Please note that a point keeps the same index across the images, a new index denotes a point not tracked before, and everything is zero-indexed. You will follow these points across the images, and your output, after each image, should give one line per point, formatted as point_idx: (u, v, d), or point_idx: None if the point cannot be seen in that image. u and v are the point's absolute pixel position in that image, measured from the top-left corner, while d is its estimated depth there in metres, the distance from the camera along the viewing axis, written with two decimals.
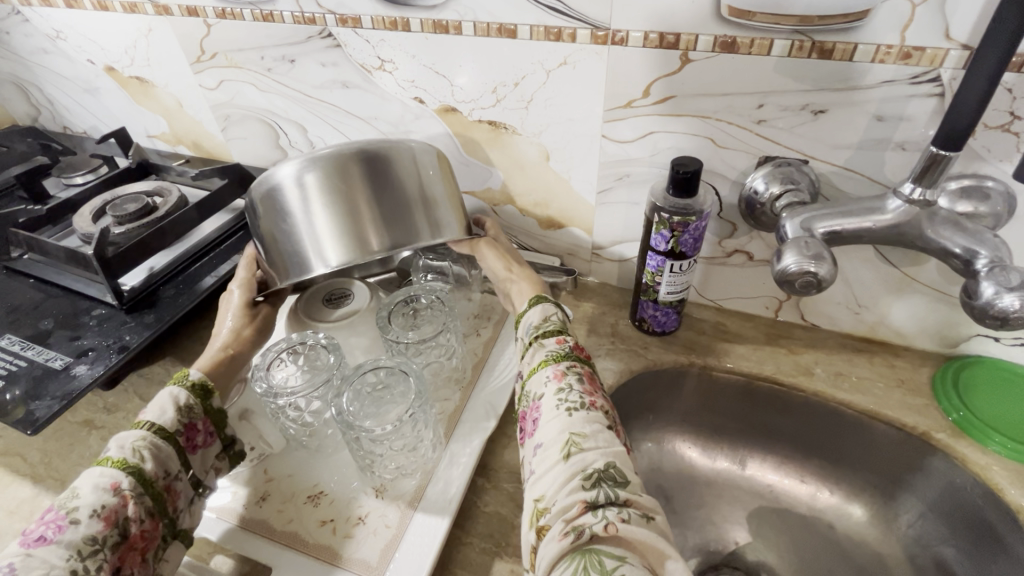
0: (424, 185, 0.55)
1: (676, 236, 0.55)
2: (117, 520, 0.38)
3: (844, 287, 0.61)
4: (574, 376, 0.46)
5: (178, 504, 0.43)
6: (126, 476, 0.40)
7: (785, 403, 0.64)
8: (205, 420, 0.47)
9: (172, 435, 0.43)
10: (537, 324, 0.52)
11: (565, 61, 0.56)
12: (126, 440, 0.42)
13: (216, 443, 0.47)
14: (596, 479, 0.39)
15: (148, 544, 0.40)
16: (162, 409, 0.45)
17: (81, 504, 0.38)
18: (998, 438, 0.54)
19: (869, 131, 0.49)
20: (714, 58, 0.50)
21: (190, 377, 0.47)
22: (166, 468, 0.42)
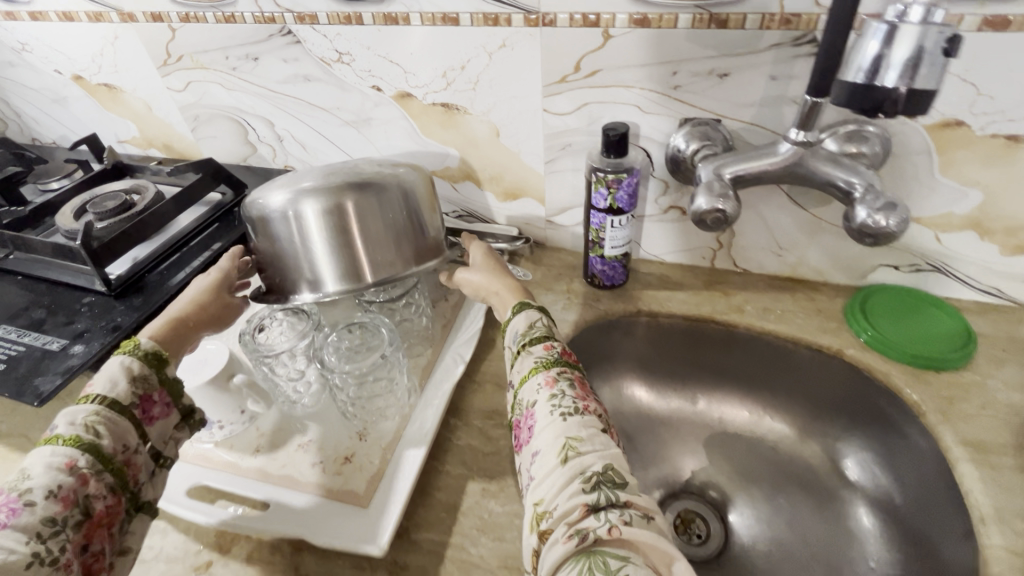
0: (413, 210, 0.61)
1: (612, 193, 0.63)
2: (76, 499, 0.39)
3: (766, 232, 0.69)
4: (565, 382, 0.49)
5: (139, 477, 0.44)
6: (81, 454, 0.40)
7: (725, 339, 0.72)
8: (161, 391, 0.47)
9: (127, 407, 0.44)
10: (523, 331, 0.55)
11: (504, 44, 0.63)
12: (77, 415, 0.42)
13: (175, 413, 0.48)
14: (595, 482, 0.40)
15: (113, 518, 0.41)
16: (113, 382, 0.45)
17: (35, 486, 0.38)
18: (899, 349, 0.62)
19: (767, 90, 0.57)
20: (632, 33, 0.57)
21: (142, 346, 0.48)
22: (123, 442, 0.43)
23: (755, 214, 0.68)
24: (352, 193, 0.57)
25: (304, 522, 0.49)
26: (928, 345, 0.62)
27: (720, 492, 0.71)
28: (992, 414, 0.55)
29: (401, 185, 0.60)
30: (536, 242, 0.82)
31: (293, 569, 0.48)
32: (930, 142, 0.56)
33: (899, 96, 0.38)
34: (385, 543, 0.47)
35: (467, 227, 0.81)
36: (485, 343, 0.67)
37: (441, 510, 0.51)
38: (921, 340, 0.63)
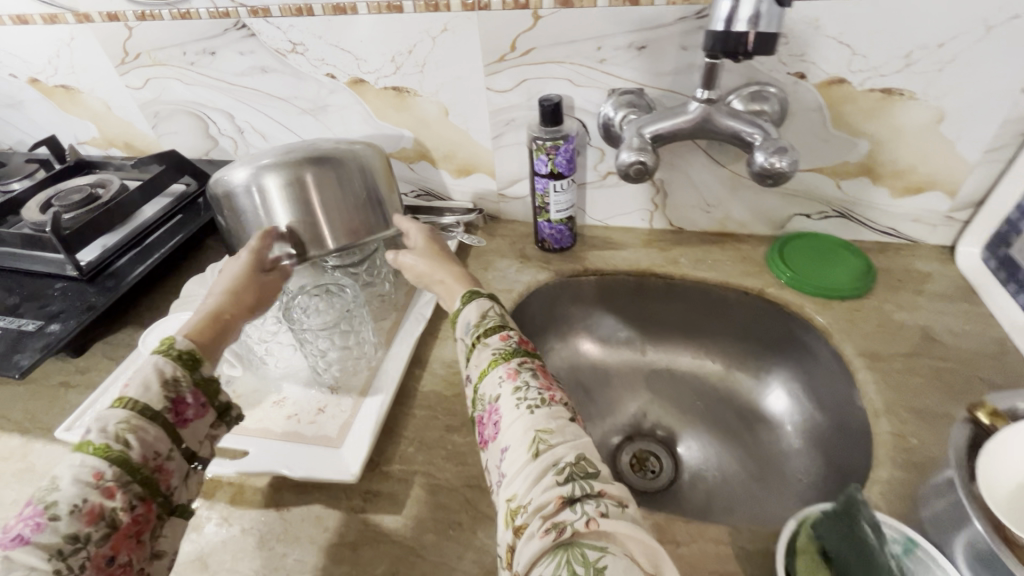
0: (371, 183, 0.67)
1: (552, 159, 0.69)
2: (101, 513, 0.38)
3: (695, 191, 0.77)
4: (527, 373, 0.47)
5: (171, 482, 0.43)
6: (108, 465, 0.39)
7: (664, 291, 0.79)
8: (195, 392, 0.46)
9: (158, 413, 0.43)
10: (476, 323, 0.53)
11: (445, 28, 0.69)
12: (107, 421, 0.41)
13: (212, 412, 0.47)
14: (569, 473, 0.39)
15: (141, 528, 0.40)
16: (146, 385, 0.43)
17: (60, 498, 0.37)
18: (811, 285, 0.70)
19: (679, 59, 0.64)
20: (558, 13, 0.64)
21: (177, 345, 0.47)
22: (154, 450, 0.42)
23: (683, 174, 0.75)
24: (312, 167, 0.62)
25: (283, 460, 0.54)
26: (837, 280, 0.70)
27: (668, 431, 0.78)
28: (887, 331, 0.64)
29: (358, 158, 0.65)
30: (491, 215, 0.88)
31: (273, 506, 0.52)
32: (821, 99, 0.64)
33: (746, 36, 0.47)
34: (356, 471, 0.52)
35: (425, 204, 0.86)
36: None
37: (408, 445, 0.56)
38: (831, 277, 0.71)
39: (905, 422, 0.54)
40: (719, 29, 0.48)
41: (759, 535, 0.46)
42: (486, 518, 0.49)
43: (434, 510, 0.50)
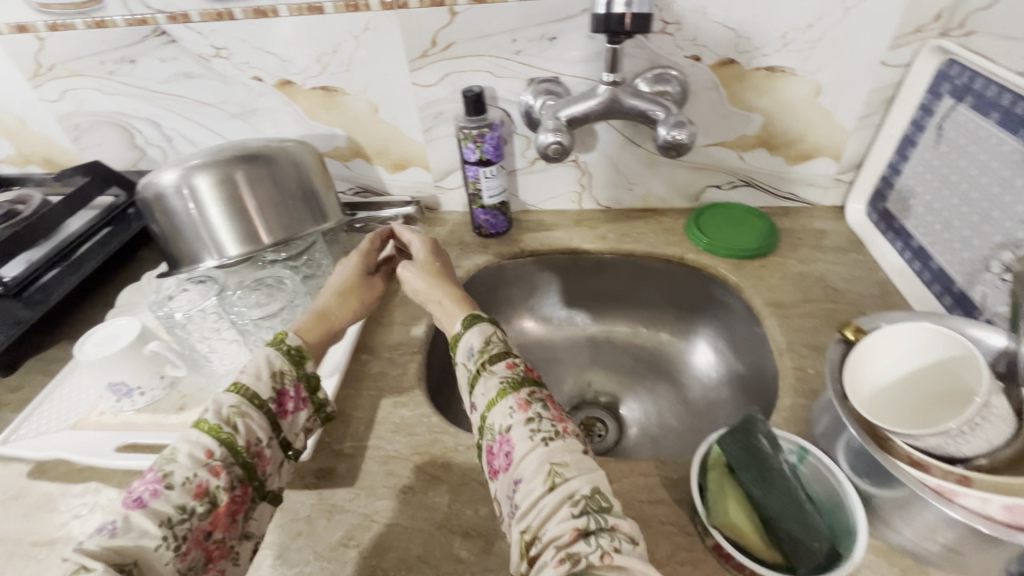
0: (306, 179, 0.70)
1: (479, 146, 0.73)
2: (205, 490, 0.43)
3: (616, 171, 0.83)
4: (538, 404, 0.46)
5: (266, 468, 0.48)
6: (217, 446, 0.45)
7: (597, 266, 0.84)
8: (297, 386, 0.52)
9: (264, 402, 0.49)
10: (479, 348, 0.51)
11: (367, 27, 0.71)
12: (222, 403, 0.47)
13: (306, 408, 0.52)
14: (583, 505, 0.40)
15: (236, 508, 0.45)
16: (259, 374, 0.50)
17: (176, 470, 0.43)
18: (724, 248, 0.76)
19: (588, 47, 0.70)
20: (472, 9, 0.68)
21: (287, 342, 0.53)
22: (258, 436, 0.48)
23: (604, 155, 0.81)
24: (244, 165, 0.64)
25: None
26: (747, 241, 0.76)
27: (611, 396, 0.84)
28: (788, 282, 0.71)
29: (289, 154, 0.68)
30: (429, 207, 0.91)
31: None
32: (716, 78, 0.71)
33: (623, 17, 0.52)
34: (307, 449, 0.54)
35: (363, 201, 0.88)
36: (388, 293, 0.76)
37: (358, 423, 0.58)
38: (741, 238, 0.77)
39: (804, 357, 0.61)
40: (601, 13, 0.53)
41: (682, 464, 0.51)
42: (436, 479, 0.53)
43: (386, 478, 0.53)
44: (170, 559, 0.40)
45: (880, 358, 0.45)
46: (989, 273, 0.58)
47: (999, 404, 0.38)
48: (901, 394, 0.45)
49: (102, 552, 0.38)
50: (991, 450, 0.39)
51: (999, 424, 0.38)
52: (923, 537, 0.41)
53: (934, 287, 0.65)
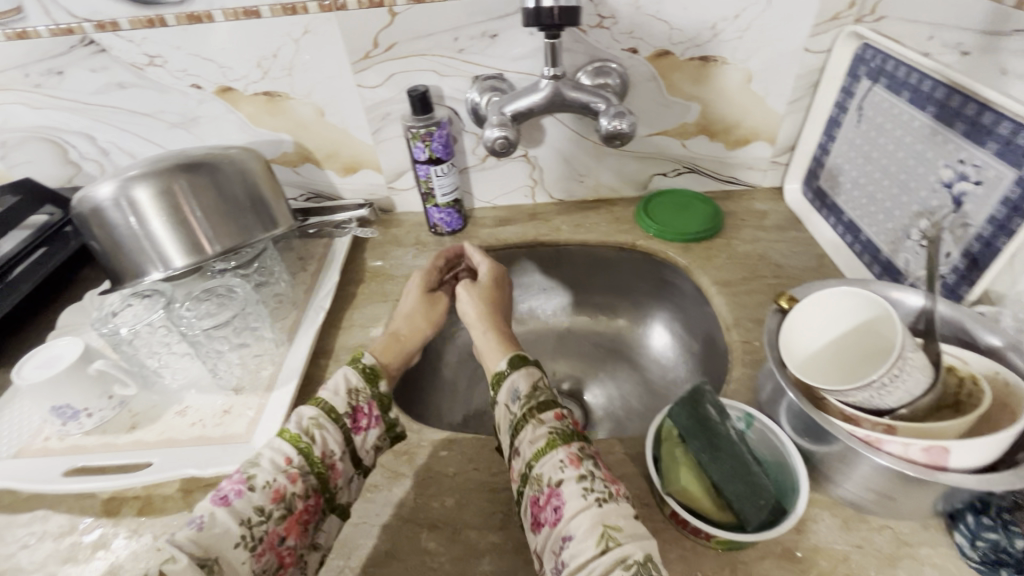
0: (253, 186, 0.69)
1: (427, 145, 0.74)
2: (283, 495, 0.45)
3: (566, 164, 0.85)
4: (590, 461, 0.45)
5: (338, 481, 0.48)
6: (297, 454, 0.47)
7: (554, 258, 0.86)
8: (370, 404, 0.53)
9: (340, 417, 0.50)
10: (526, 393, 0.50)
11: (307, 30, 0.71)
12: (303, 415, 0.50)
13: (380, 426, 0.53)
14: (637, 572, 0.37)
15: (308, 518, 0.46)
16: (337, 390, 0.52)
17: (260, 473, 0.45)
18: (673, 233, 0.79)
19: (529, 43, 0.71)
20: (412, 9, 0.69)
21: (362, 360, 0.55)
22: (333, 448, 0.49)
23: (552, 149, 0.83)
24: (185, 174, 0.63)
25: (190, 461, 0.55)
26: (693, 225, 0.79)
27: (575, 383, 0.86)
28: (733, 262, 0.75)
29: (232, 161, 0.67)
30: (384, 209, 0.91)
31: (185, 507, 0.52)
32: (653, 69, 0.74)
33: (551, 11, 0.53)
34: None
35: (315, 206, 0.87)
36: (345, 296, 0.76)
37: None
38: (687, 223, 0.80)
39: (749, 330, 0.64)
40: (530, 7, 0.54)
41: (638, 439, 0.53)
42: (401, 475, 0.53)
43: None
44: (245, 558, 0.42)
45: (806, 323, 0.48)
46: (910, 241, 0.61)
47: (914, 357, 0.41)
48: (831, 357, 0.47)
49: (186, 543, 0.40)
50: (911, 400, 0.42)
51: (915, 374, 0.41)
52: (857, 487, 0.44)
53: (864, 257, 0.69)
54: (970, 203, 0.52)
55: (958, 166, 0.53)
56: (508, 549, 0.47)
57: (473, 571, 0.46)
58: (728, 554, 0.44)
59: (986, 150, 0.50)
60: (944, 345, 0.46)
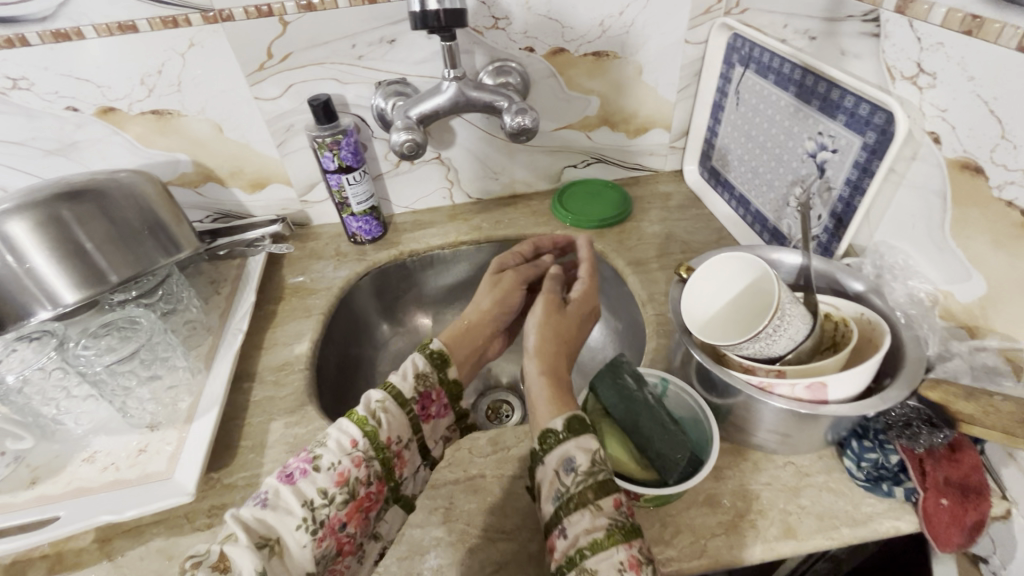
0: (148, 209, 0.65)
1: (336, 154, 0.73)
2: (347, 479, 0.44)
3: (480, 163, 0.86)
4: (648, 568, 0.39)
5: (403, 471, 0.48)
6: (363, 437, 0.46)
7: (477, 256, 0.88)
8: (438, 390, 0.53)
9: (407, 402, 0.50)
10: (585, 469, 0.43)
11: (192, 43, 0.68)
12: (370, 397, 0.49)
13: (448, 415, 0.54)
14: None
15: (370, 506, 0.45)
16: (405, 374, 0.52)
17: (325, 454, 0.45)
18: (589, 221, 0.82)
19: (428, 47, 0.72)
20: (304, 17, 0.68)
21: (432, 345, 0.55)
22: (398, 434, 0.48)
23: (464, 149, 0.84)
24: (68, 202, 0.59)
25: (105, 507, 0.51)
26: (606, 212, 0.83)
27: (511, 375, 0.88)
28: (643, 242, 0.80)
29: (120, 184, 0.63)
30: (299, 223, 0.88)
31: (105, 557, 0.49)
32: (551, 66, 0.77)
33: (437, 13, 0.55)
34: (193, 488, 0.51)
35: (224, 227, 0.83)
36: (266, 316, 0.73)
37: (248, 451, 0.56)
38: (600, 210, 0.84)
39: (662, 304, 0.68)
40: (416, 9, 0.55)
41: None
42: None
43: None
44: (306, 542, 0.41)
45: (702, 289, 0.52)
46: (789, 207, 0.68)
47: (792, 307, 0.46)
48: (730, 318, 0.52)
49: (250, 523, 0.41)
50: (795, 345, 0.47)
51: (794, 322, 0.46)
52: (760, 431, 0.49)
53: (755, 226, 0.76)
54: (831, 169, 0.59)
55: (818, 137, 0.60)
56: (456, 540, 0.48)
57: (421, 568, 0.46)
58: (657, 510, 0.48)
59: (838, 121, 0.57)
60: (821, 295, 0.53)
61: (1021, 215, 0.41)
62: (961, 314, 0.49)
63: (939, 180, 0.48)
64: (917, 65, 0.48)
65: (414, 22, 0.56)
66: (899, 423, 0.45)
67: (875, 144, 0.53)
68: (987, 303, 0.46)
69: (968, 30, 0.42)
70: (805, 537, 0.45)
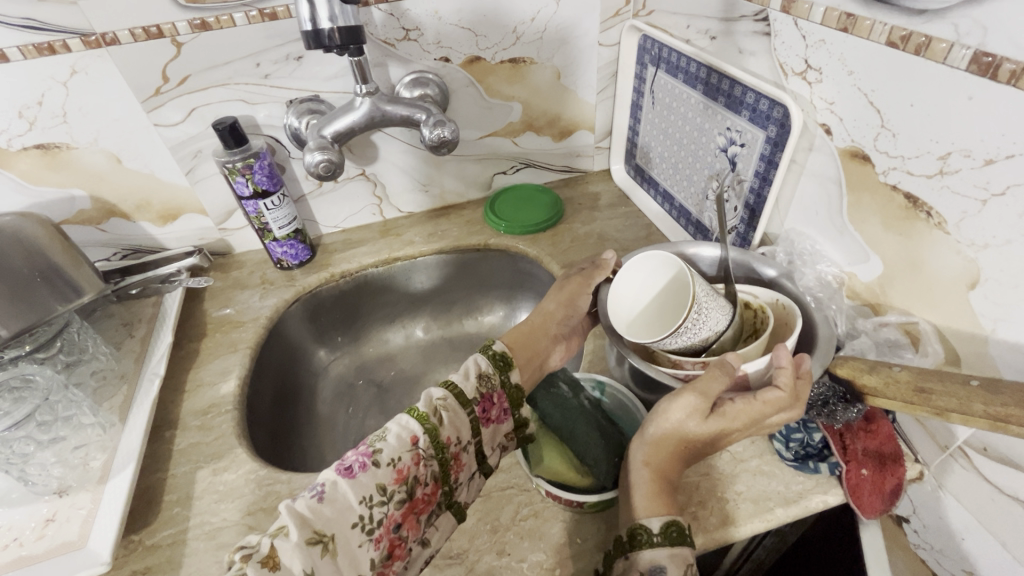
0: (38, 253, 0.61)
1: (249, 179, 0.69)
2: (405, 478, 0.43)
3: (407, 175, 0.84)
4: None
5: (458, 476, 0.47)
6: (423, 435, 0.44)
7: (414, 270, 0.86)
8: (500, 393, 0.50)
9: (471, 403, 0.48)
10: None
11: (74, 70, 0.63)
12: (431, 393, 0.47)
13: (507, 422, 0.51)
14: None
15: (423, 508, 0.44)
16: (468, 374, 0.49)
17: (385, 448, 0.43)
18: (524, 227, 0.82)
19: (338, 63, 0.70)
20: (199, 37, 0.64)
21: (494, 346, 0.53)
22: (457, 435, 0.46)
23: (389, 163, 0.82)
24: None
25: None
26: (542, 216, 0.84)
27: None
28: (576, 244, 0.80)
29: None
30: (219, 252, 0.83)
31: None
32: (469, 75, 0.76)
33: (330, 32, 0.53)
34: (109, 556, 0.47)
35: (134, 263, 0.78)
36: (189, 355, 0.69)
37: (173, 506, 0.53)
38: (537, 215, 0.84)
39: None
40: (308, 28, 0.53)
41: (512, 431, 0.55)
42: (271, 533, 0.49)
43: (217, 552, 0.49)
44: (363, 541, 0.40)
45: (630, 286, 0.53)
46: (708, 201, 0.70)
47: (709, 300, 0.47)
48: (653, 313, 0.53)
49: (306, 514, 0.38)
50: (716, 335, 0.49)
51: (712, 314, 0.47)
52: None
53: (680, 220, 0.78)
54: (741, 161, 0.61)
55: (727, 132, 0.62)
56: None
57: None
58: (602, 513, 0.48)
59: (742, 117, 0.59)
60: (739, 285, 0.55)
61: (904, 198, 0.44)
62: (864, 293, 0.52)
63: (834, 168, 0.50)
64: (805, 61, 0.50)
65: (308, 43, 0.54)
66: (819, 402, 0.48)
67: (777, 137, 0.55)
68: (884, 282, 0.49)
69: (845, 27, 0.45)
70: (742, 522, 0.46)
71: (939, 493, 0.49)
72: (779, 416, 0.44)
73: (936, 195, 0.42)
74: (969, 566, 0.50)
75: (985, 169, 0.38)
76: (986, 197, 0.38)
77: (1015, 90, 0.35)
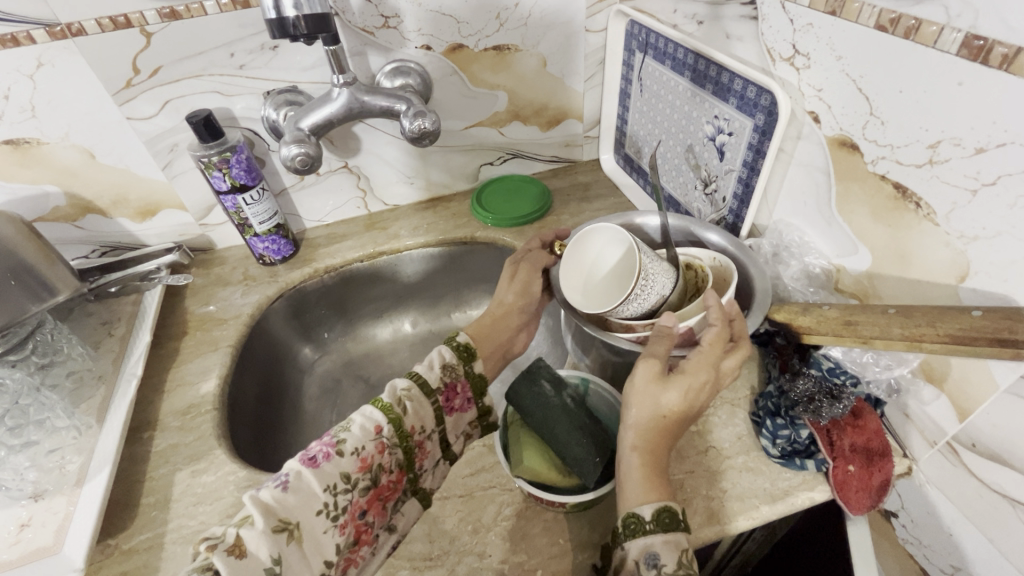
0: (9, 254, 0.58)
1: (226, 173, 0.67)
2: (370, 466, 0.43)
3: (391, 167, 0.83)
4: None
5: (423, 464, 0.47)
6: (387, 424, 0.44)
7: (399, 266, 0.84)
8: (465, 383, 0.50)
9: (434, 393, 0.48)
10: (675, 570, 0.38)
11: (40, 62, 0.60)
12: (394, 385, 0.47)
13: (472, 410, 0.51)
14: None
15: (388, 495, 0.44)
16: (432, 364, 0.49)
17: (349, 438, 0.42)
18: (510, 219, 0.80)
19: (316, 53, 0.68)
20: (169, 26, 0.62)
21: (458, 338, 0.52)
22: (422, 424, 0.47)
23: (372, 155, 0.80)
24: None
25: None
26: (529, 207, 0.82)
27: None
28: None
29: None
30: (200, 248, 0.82)
31: None
32: (452, 64, 0.74)
33: (296, 21, 0.51)
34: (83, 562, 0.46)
35: (113, 261, 0.76)
36: (169, 354, 0.68)
37: (151, 509, 0.52)
38: (523, 207, 0.82)
39: None
40: (272, 16, 0.51)
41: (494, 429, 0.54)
42: None
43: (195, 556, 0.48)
44: (328, 528, 0.40)
45: (578, 264, 0.52)
46: (697, 191, 0.69)
47: (655, 267, 0.47)
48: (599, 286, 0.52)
49: (270, 504, 0.38)
50: (663, 299, 0.49)
51: (659, 279, 0.47)
52: None
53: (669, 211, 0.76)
54: (729, 151, 0.60)
55: (715, 121, 0.61)
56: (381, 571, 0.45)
57: None
58: (584, 512, 0.47)
59: (729, 105, 0.58)
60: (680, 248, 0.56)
61: (893, 188, 0.43)
62: (852, 286, 0.51)
63: (822, 157, 0.49)
64: (792, 47, 0.48)
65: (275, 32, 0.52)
66: (804, 398, 0.49)
67: (764, 126, 0.54)
68: (873, 274, 0.48)
69: (832, 11, 0.43)
70: (728, 521, 0.46)
71: (929, 487, 0.48)
72: (730, 361, 0.45)
73: (926, 185, 0.40)
74: (958, 559, 0.49)
75: (976, 158, 0.37)
76: (977, 187, 0.37)
77: (1007, 75, 0.33)
